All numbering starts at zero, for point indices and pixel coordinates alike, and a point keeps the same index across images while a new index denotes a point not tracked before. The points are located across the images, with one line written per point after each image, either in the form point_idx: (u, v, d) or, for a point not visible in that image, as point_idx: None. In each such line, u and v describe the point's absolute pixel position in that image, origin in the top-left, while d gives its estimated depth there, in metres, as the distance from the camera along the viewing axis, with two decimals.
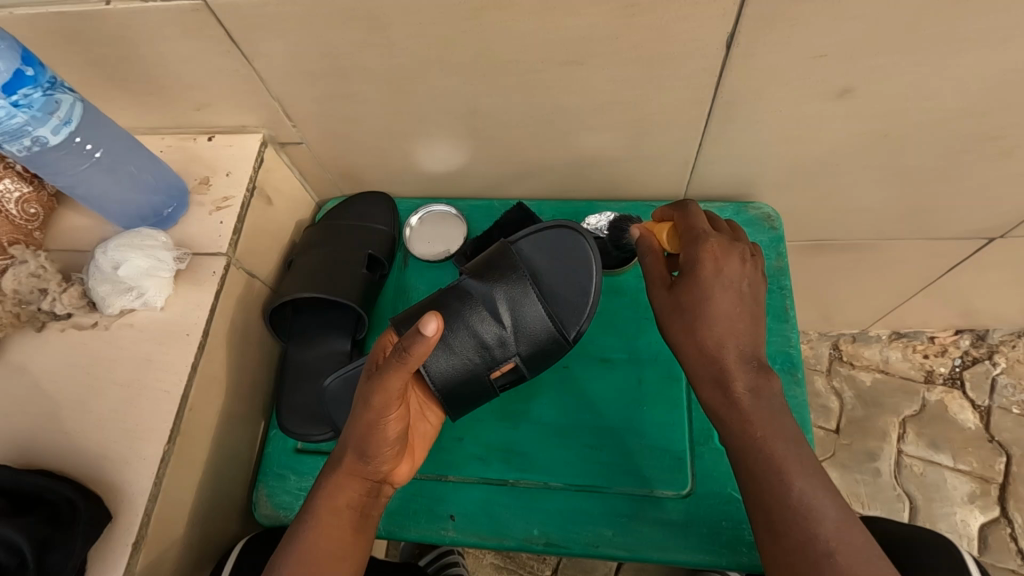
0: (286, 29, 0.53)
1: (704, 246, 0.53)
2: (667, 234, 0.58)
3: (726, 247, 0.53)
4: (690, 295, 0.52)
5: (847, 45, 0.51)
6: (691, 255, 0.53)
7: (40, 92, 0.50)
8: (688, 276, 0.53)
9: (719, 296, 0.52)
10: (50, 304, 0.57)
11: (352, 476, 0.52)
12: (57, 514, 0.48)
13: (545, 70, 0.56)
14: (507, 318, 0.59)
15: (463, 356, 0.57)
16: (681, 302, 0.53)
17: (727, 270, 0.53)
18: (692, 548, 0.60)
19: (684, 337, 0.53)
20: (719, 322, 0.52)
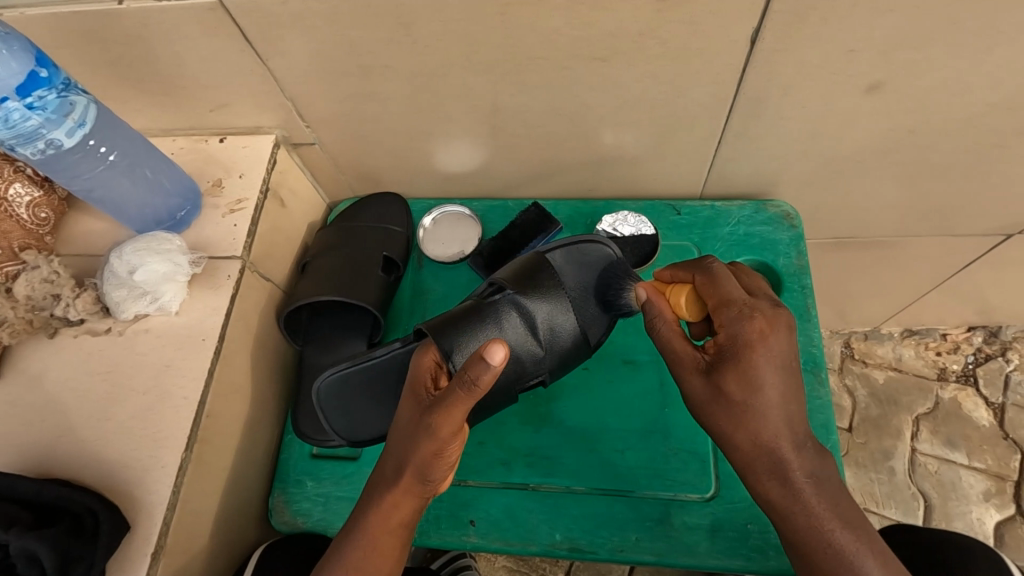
0: (305, 27, 0.52)
1: (749, 324, 0.48)
2: (686, 302, 0.52)
3: (774, 321, 0.48)
4: (737, 386, 0.48)
5: (877, 40, 0.50)
6: (736, 335, 0.48)
7: (55, 94, 0.49)
8: (732, 361, 0.48)
9: (770, 382, 0.47)
10: (63, 309, 0.56)
11: (406, 500, 0.50)
12: (79, 524, 0.48)
13: (566, 67, 0.55)
14: (545, 338, 0.59)
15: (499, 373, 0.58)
16: (721, 389, 0.48)
17: (778, 349, 0.48)
18: (719, 552, 0.59)
19: (729, 424, 0.48)
20: (767, 410, 0.47)
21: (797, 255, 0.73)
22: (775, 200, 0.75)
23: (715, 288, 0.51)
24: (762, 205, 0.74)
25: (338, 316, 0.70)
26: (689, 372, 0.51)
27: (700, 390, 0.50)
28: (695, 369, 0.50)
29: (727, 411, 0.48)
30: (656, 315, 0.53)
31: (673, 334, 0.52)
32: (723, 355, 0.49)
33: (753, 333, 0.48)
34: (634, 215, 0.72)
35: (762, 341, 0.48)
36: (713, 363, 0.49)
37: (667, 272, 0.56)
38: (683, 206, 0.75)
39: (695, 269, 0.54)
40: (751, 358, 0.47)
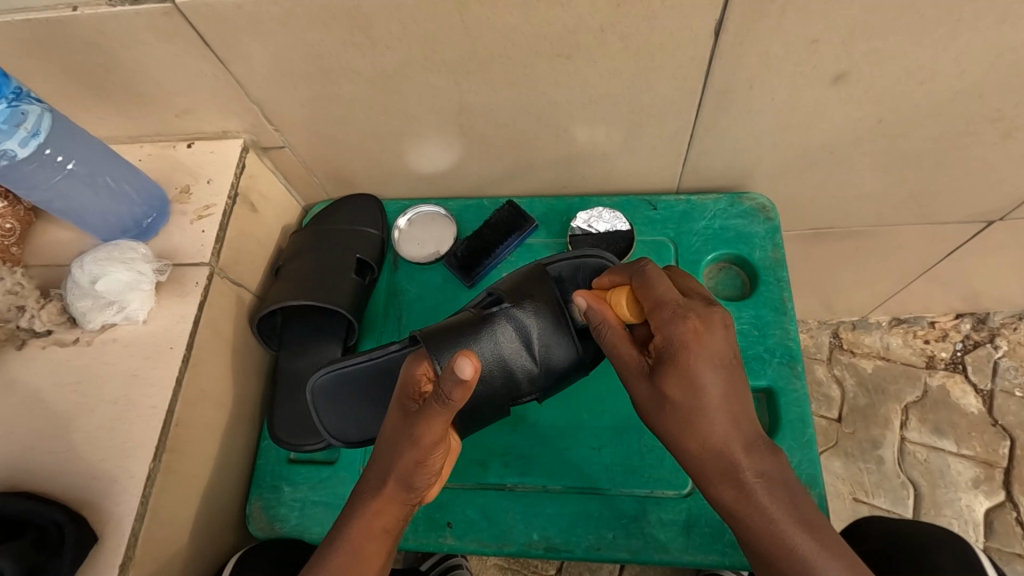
0: (263, 31, 0.51)
1: (683, 325, 0.48)
2: (626, 303, 0.52)
3: (707, 320, 0.48)
4: (677, 391, 0.48)
5: (841, 30, 0.50)
6: (671, 338, 0.48)
7: (5, 104, 0.48)
8: (670, 366, 0.48)
9: (709, 383, 0.47)
10: (28, 321, 0.56)
11: (392, 504, 0.51)
12: (45, 539, 0.48)
13: (531, 63, 0.55)
14: (538, 350, 0.59)
15: (490, 385, 0.57)
16: (664, 394, 0.48)
17: (714, 349, 0.48)
18: (694, 548, 0.59)
19: (677, 429, 0.49)
20: (713, 410, 0.48)
21: (774, 248, 0.72)
22: (751, 192, 0.74)
23: (648, 290, 0.51)
24: (737, 198, 0.74)
25: (311, 319, 0.70)
26: (635, 376, 0.51)
27: (644, 395, 0.50)
28: (639, 373, 0.50)
29: (674, 416, 0.48)
30: (600, 322, 0.53)
31: (618, 339, 0.52)
32: (661, 359, 0.49)
33: (687, 334, 0.48)
34: (609, 211, 0.72)
35: (696, 343, 0.48)
36: (654, 367, 0.49)
37: (606, 278, 0.56)
38: (659, 201, 0.75)
39: (630, 273, 0.54)
40: (686, 361, 0.47)
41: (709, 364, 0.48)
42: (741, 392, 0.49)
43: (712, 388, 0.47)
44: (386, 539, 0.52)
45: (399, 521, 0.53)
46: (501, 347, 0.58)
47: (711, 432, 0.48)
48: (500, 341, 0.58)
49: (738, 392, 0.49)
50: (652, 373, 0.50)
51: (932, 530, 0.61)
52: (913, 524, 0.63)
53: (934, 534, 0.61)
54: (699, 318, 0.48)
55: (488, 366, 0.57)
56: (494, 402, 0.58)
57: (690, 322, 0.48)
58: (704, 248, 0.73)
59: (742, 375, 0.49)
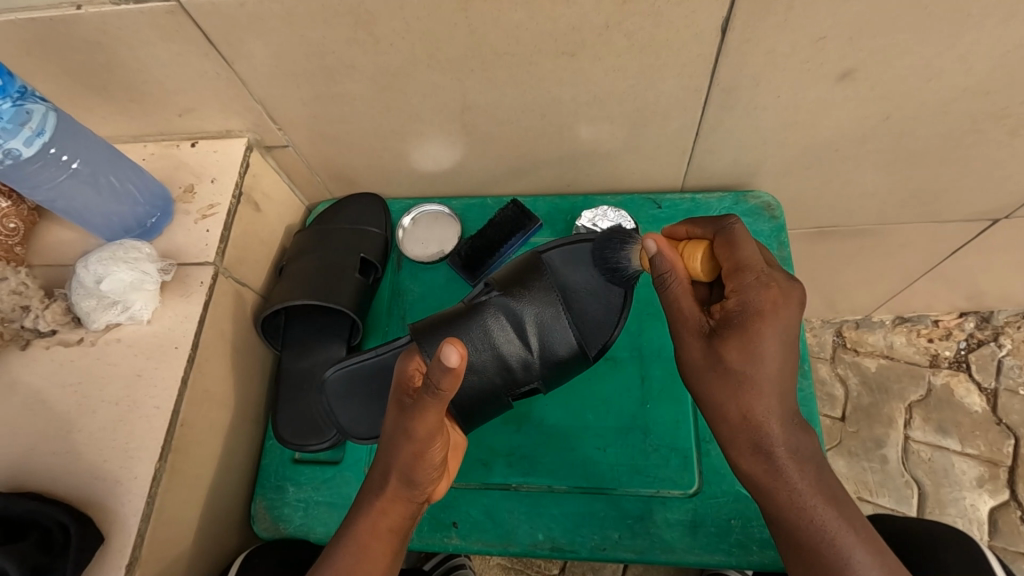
0: (267, 30, 0.51)
1: (765, 293, 0.47)
2: (700, 258, 0.51)
3: (788, 293, 0.48)
4: (736, 354, 0.47)
5: (848, 27, 0.49)
6: (748, 303, 0.47)
7: (10, 103, 0.48)
8: (737, 329, 0.47)
9: (772, 349, 0.46)
10: (33, 321, 0.56)
11: (394, 502, 0.51)
12: (50, 540, 0.47)
13: (536, 61, 0.54)
14: (534, 341, 0.58)
15: (484, 377, 0.57)
16: (722, 356, 0.47)
17: (786, 318, 0.47)
18: (700, 548, 0.59)
19: (726, 394, 0.47)
20: (763, 382, 0.46)
21: (779, 246, 0.72)
22: (755, 190, 0.74)
23: (731, 250, 0.50)
24: (741, 197, 0.74)
25: (315, 319, 0.70)
26: (690, 330, 0.50)
27: (697, 350, 0.49)
28: (698, 329, 0.49)
29: (725, 380, 0.47)
30: (667, 270, 0.50)
31: (683, 292, 0.50)
32: (728, 321, 0.48)
33: (767, 303, 0.47)
34: (614, 210, 0.72)
35: (774, 312, 0.47)
36: (716, 329, 0.49)
37: (683, 227, 0.55)
38: (664, 200, 0.75)
39: (716, 228, 0.52)
40: (757, 326, 0.47)
41: (777, 335, 0.47)
42: (794, 371, 0.47)
43: (771, 360, 0.46)
44: (393, 538, 0.52)
45: (406, 520, 0.52)
46: (496, 339, 0.57)
47: (755, 408, 0.47)
48: (492, 331, 0.57)
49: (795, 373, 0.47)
50: (712, 332, 0.49)
51: (940, 529, 0.61)
52: (919, 520, 0.63)
53: (941, 531, 0.61)
54: (780, 288, 0.48)
55: (482, 358, 0.57)
56: (492, 395, 0.58)
57: (776, 291, 0.47)
58: None
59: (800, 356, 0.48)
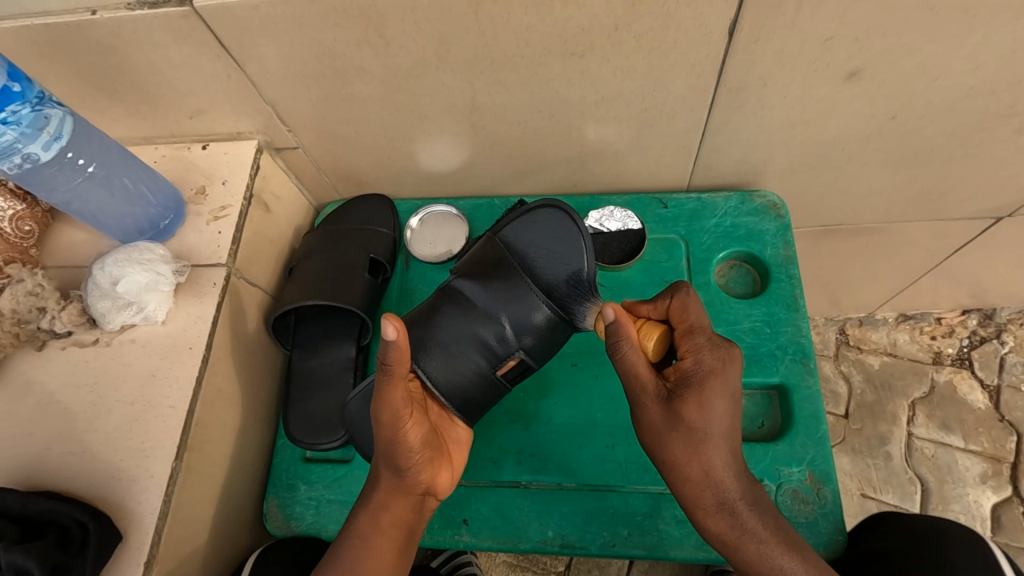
0: (281, 33, 0.51)
1: (713, 353, 0.50)
2: (657, 338, 0.50)
3: (731, 355, 0.51)
4: (697, 416, 0.49)
5: (855, 28, 0.50)
6: (701, 365, 0.50)
7: (28, 108, 0.48)
8: (693, 390, 0.49)
9: (722, 411, 0.49)
10: (49, 322, 0.56)
11: (391, 493, 0.52)
12: (68, 538, 0.48)
13: (546, 63, 0.55)
14: (508, 314, 0.57)
15: (463, 359, 0.57)
16: (680, 417, 0.49)
17: (731, 381, 0.50)
18: (708, 544, 0.59)
19: (684, 455, 0.49)
20: (714, 438, 0.49)
21: (785, 245, 0.73)
22: (761, 189, 0.75)
23: (686, 312, 0.51)
24: (747, 196, 0.74)
25: (325, 319, 0.71)
26: (648, 398, 0.50)
27: (654, 418, 0.50)
28: (655, 395, 0.50)
29: (684, 438, 0.49)
30: (624, 340, 0.49)
31: (638, 359, 0.50)
32: (685, 381, 0.50)
33: (716, 363, 0.49)
34: (620, 210, 0.73)
35: (725, 372, 0.49)
36: (673, 392, 0.50)
37: (643, 306, 0.54)
38: (670, 199, 0.75)
39: (671, 293, 0.53)
40: (710, 390, 0.49)
41: (725, 394, 0.49)
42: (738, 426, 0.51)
43: (721, 420, 0.49)
44: (396, 530, 0.52)
45: (408, 512, 0.53)
46: (466, 320, 0.57)
47: (710, 463, 0.49)
48: (461, 312, 0.58)
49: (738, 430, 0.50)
50: (668, 399, 0.50)
51: (950, 527, 0.61)
52: (932, 520, 0.63)
53: (953, 530, 0.61)
54: (725, 350, 0.50)
55: (457, 342, 0.57)
56: (476, 376, 0.57)
57: (726, 352, 0.50)
58: (715, 246, 0.74)
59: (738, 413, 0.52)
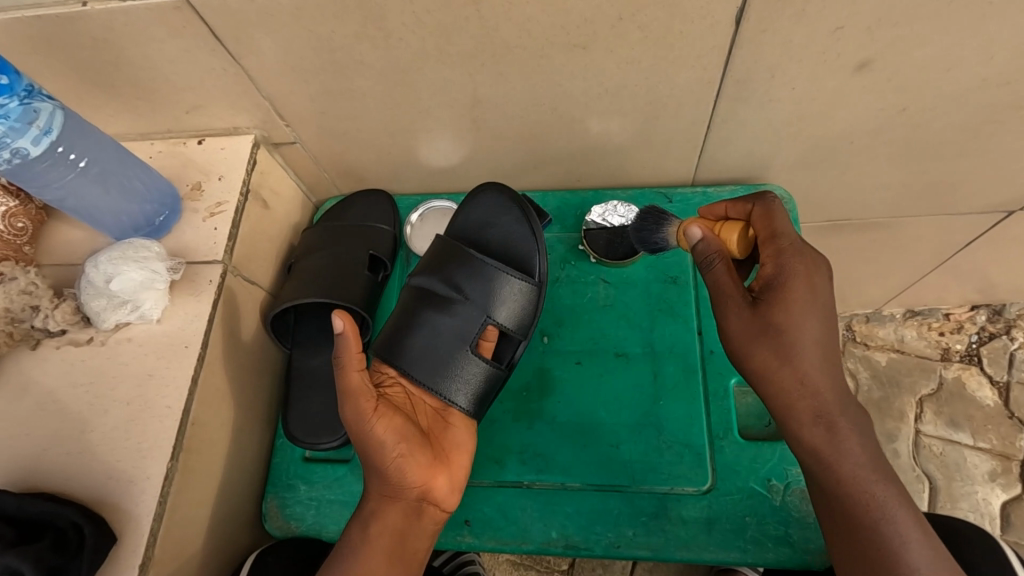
0: (275, 24, 0.50)
1: (798, 260, 0.50)
2: (740, 238, 0.54)
3: (818, 265, 0.51)
4: (782, 317, 0.49)
5: (866, 17, 0.48)
6: (785, 271, 0.50)
7: (17, 102, 0.47)
8: (777, 291, 0.49)
9: (814, 318, 0.49)
10: (43, 321, 0.55)
11: (381, 499, 0.54)
12: (63, 540, 0.47)
13: (548, 54, 0.53)
14: (473, 295, 0.62)
15: (448, 339, 0.60)
16: (770, 319, 0.49)
17: (821, 290, 0.50)
18: (716, 546, 0.57)
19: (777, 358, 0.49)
20: None
21: None
22: (768, 183, 0.74)
23: (770, 220, 0.52)
24: (754, 190, 0.73)
25: (325, 317, 0.69)
26: (733, 302, 0.51)
27: (740, 326, 0.50)
28: (738, 299, 0.51)
29: (772, 340, 0.49)
30: (712, 250, 0.53)
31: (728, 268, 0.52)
32: (769, 286, 0.50)
33: (802, 267, 0.50)
34: (624, 205, 0.69)
35: (808, 280, 0.49)
36: (758, 296, 0.51)
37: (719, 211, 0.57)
38: (674, 193, 0.74)
39: (754, 202, 0.54)
40: (793, 291, 0.49)
41: (812, 305, 0.49)
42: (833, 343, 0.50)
43: (808, 324, 0.49)
44: (390, 539, 0.53)
45: (404, 520, 0.54)
46: (431, 314, 0.61)
47: (805, 370, 0.48)
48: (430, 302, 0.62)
49: (829, 343, 0.50)
50: (755, 300, 0.50)
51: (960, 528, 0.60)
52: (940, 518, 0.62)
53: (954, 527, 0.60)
54: (810, 259, 0.51)
55: (439, 326, 0.61)
56: (461, 357, 0.60)
57: (811, 255, 0.49)
58: None
59: (817, 355, 0.50)
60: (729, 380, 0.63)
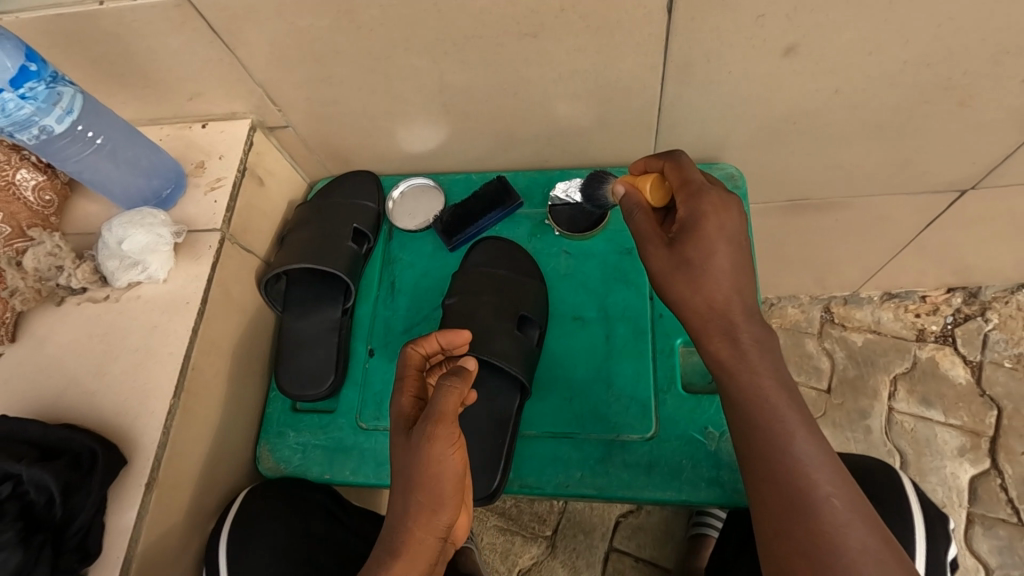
0: (264, 19, 0.58)
1: (707, 200, 0.55)
2: (650, 188, 0.61)
3: (727, 203, 0.55)
4: (694, 252, 0.54)
5: (783, 5, 0.54)
6: (696, 212, 0.54)
7: (44, 85, 0.55)
8: (691, 231, 0.54)
9: (722, 253, 0.53)
10: (66, 279, 0.64)
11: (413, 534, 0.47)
12: (80, 462, 0.55)
13: (504, 43, 0.60)
14: (499, 290, 0.72)
15: (489, 324, 0.70)
16: (683, 258, 0.54)
17: (732, 230, 0.54)
18: (653, 485, 0.64)
19: (688, 288, 0.53)
20: None
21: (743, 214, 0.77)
22: (722, 162, 0.79)
23: (681, 172, 0.58)
24: (708, 168, 0.79)
25: (314, 284, 0.77)
26: (653, 245, 0.57)
27: (659, 261, 0.56)
28: (658, 242, 0.56)
29: (686, 277, 0.54)
30: (633, 204, 0.60)
31: (644, 218, 0.58)
32: (684, 228, 0.55)
33: (710, 206, 0.54)
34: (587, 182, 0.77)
35: (715, 218, 0.54)
36: (675, 237, 0.56)
37: (641, 164, 0.63)
38: None
39: (664, 159, 0.61)
40: (703, 230, 0.54)
41: (722, 237, 0.54)
42: (747, 270, 0.54)
43: (719, 254, 0.53)
44: None
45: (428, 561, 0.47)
46: (469, 306, 0.72)
47: (714, 295, 0.53)
48: (466, 309, 0.71)
49: (745, 267, 0.54)
50: (672, 241, 0.56)
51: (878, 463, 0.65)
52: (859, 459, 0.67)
53: (867, 466, 0.64)
54: (720, 197, 0.55)
55: (478, 318, 0.71)
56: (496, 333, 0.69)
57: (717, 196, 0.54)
58: None
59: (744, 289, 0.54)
60: (675, 340, 0.70)
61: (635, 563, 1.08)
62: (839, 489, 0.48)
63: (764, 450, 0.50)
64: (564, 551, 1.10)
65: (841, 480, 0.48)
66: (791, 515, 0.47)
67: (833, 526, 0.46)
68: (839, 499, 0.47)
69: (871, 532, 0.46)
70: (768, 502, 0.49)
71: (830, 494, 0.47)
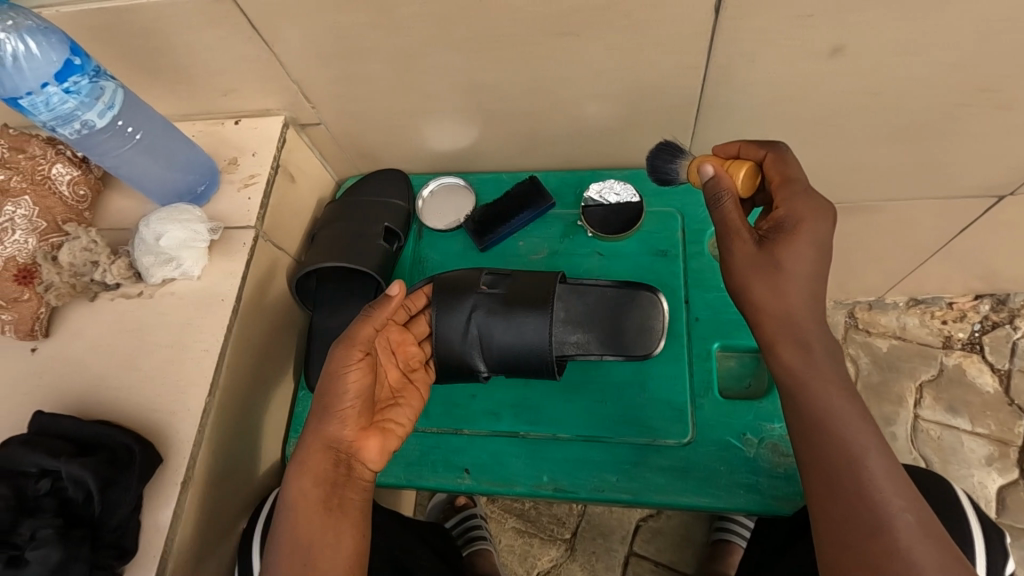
0: (302, 17, 0.57)
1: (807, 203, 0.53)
2: (744, 175, 0.57)
3: (826, 209, 0.53)
4: (785, 250, 0.51)
5: (832, 5, 0.53)
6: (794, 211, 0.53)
7: (87, 79, 0.55)
8: (786, 232, 0.52)
9: (810, 256, 0.51)
10: (101, 274, 0.64)
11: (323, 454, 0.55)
12: (116, 457, 0.54)
13: (541, 42, 0.59)
14: (474, 306, 0.65)
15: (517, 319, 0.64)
16: (772, 254, 0.52)
17: (824, 235, 0.52)
18: (689, 490, 0.63)
19: (766, 288, 0.51)
20: None
21: None
22: None
23: (785, 168, 0.56)
24: None
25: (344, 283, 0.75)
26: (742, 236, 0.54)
27: (744, 255, 0.53)
28: (747, 237, 0.53)
29: (767, 272, 0.51)
30: (722, 187, 0.55)
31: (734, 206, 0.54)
32: (777, 228, 0.53)
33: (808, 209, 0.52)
34: (620, 184, 0.77)
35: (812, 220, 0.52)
36: (766, 235, 0.53)
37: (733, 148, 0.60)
38: None
39: (765, 151, 0.58)
40: (800, 232, 0.52)
41: (815, 238, 0.52)
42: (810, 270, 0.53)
43: (802, 255, 0.51)
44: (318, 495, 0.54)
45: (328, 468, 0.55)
46: (479, 323, 0.65)
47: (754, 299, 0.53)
48: (480, 303, 0.65)
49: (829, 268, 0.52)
50: (762, 240, 0.53)
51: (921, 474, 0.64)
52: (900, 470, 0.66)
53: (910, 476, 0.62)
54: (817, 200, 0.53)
55: (503, 325, 0.64)
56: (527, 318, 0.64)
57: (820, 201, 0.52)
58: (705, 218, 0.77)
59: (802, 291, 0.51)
60: (711, 344, 0.69)
61: (655, 567, 1.07)
62: (908, 502, 0.46)
63: (829, 460, 0.48)
64: (583, 553, 1.10)
65: (909, 492, 0.47)
66: (857, 528, 0.46)
67: (901, 540, 0.45)
68: (908, 515, 0.46)
69: (939, 547, 0.45)
70: (830, 512, 0.47)
71: (902, 508, 0.46)
